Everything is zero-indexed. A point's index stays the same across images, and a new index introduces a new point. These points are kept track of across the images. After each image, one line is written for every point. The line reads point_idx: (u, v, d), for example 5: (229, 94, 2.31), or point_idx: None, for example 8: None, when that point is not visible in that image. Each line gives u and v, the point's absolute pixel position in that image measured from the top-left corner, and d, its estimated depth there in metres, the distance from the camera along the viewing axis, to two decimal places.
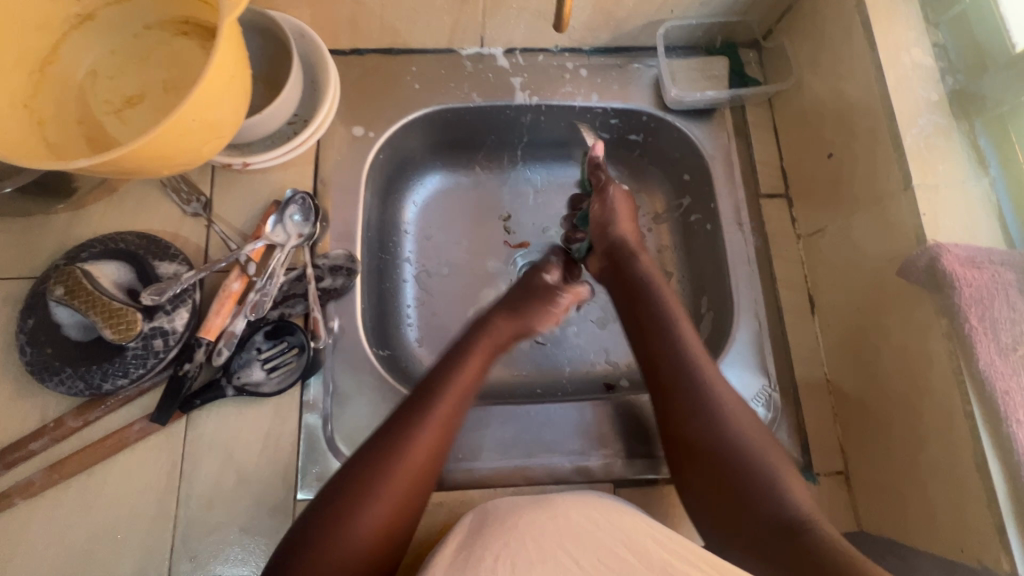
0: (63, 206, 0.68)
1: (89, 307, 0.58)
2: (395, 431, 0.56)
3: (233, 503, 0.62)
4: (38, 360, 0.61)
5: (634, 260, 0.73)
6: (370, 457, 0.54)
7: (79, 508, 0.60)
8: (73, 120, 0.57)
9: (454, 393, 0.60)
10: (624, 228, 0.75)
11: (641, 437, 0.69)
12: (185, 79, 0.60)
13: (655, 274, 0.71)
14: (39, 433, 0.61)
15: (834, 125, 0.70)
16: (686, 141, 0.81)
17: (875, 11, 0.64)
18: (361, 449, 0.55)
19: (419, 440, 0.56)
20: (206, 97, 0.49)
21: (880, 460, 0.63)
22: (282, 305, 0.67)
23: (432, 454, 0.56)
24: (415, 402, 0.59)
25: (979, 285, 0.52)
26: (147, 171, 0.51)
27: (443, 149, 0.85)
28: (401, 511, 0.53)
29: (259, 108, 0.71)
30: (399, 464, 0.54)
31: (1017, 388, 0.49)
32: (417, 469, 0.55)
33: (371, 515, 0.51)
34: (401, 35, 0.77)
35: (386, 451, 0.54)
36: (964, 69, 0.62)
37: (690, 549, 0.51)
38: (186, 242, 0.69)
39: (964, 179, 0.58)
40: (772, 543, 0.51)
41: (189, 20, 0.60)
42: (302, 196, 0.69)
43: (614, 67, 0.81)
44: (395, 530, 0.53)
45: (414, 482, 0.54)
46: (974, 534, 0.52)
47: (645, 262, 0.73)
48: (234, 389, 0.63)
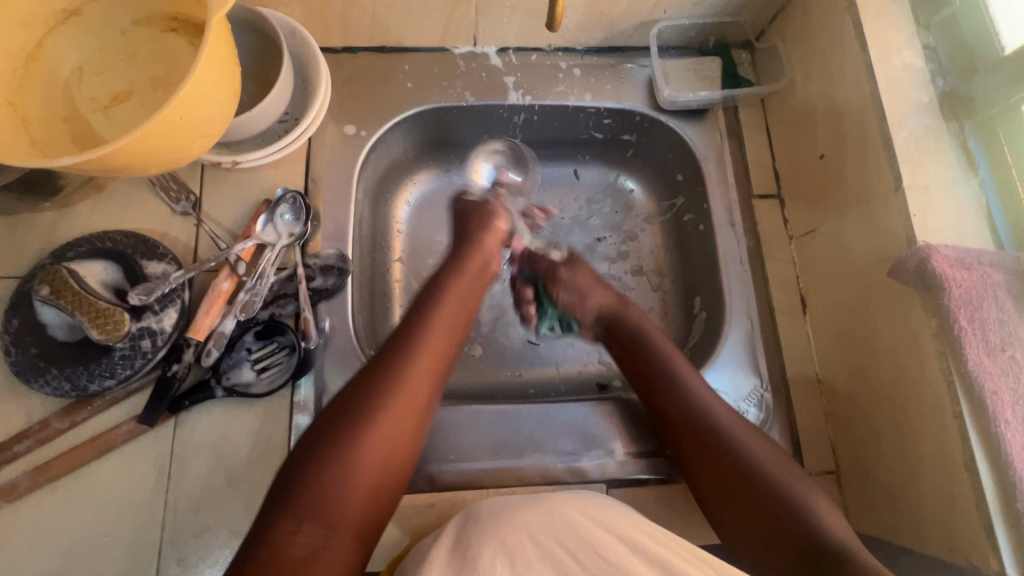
0: (49, 204, 0.67)
1: (75, 306, 0.57)
2: (375, 387, 0.55)
3: (222, 505, 0.61)
4: (23, 360, 0.60)
5: (626, 314, 0.71)
6: (358, 409, 0.53)
7: (66, 510, 0.60)
8: (58, 118, 0.56)
9: (431, 347, 0.59)
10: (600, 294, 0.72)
11: (638, 436, 0.69)
12: (174, 76, 0.59)
13: (648, 324, 0.70)
14: (24, 435, 0.60)
15: (825, 126, 0.70)
16: (679, 141, 0.81)
17: (866, 13, 0.64)
18: (343, 401, 0.54)
19: (404, 387, 0.55)
20: (196, 94, 0.48)
21: (871, 460, 0.63)
22: (272, 305, 0.67)
23: (416, 404, 0.56)
24: (396, 352, 0.57)
25: (968, 286, 0.52)
26: (135, 169, 0.51)
27: (436, 148, 0.85)
28: (390, 463, 0.53)
29: (249, 105, 0.70)
30: (385, 414, 0.54)
31: (1005, 388, 0.50)
32: (403, 419, 0.54)
33: (361, 469, 0.51)
34: (393, 33, 0.76)
35: (370, 403, 0.54)
36: (954, 71, 0.62)
37: (694, 553, 0.51)
38: (175, 242, 0.68)
39: (953, 180, 0.59)
40: (787, 533, 0.53)
41: (178, 16, 0.59)
42: (292, 196, 0.69)
43: (607, 67, 0.81)
44: (386, 481, 0.53)
45: (400, 434, 0.54)
46: (963, 534, 0.53)
47: (637, 314, 0.71)
48: (223, 390, 0.62)
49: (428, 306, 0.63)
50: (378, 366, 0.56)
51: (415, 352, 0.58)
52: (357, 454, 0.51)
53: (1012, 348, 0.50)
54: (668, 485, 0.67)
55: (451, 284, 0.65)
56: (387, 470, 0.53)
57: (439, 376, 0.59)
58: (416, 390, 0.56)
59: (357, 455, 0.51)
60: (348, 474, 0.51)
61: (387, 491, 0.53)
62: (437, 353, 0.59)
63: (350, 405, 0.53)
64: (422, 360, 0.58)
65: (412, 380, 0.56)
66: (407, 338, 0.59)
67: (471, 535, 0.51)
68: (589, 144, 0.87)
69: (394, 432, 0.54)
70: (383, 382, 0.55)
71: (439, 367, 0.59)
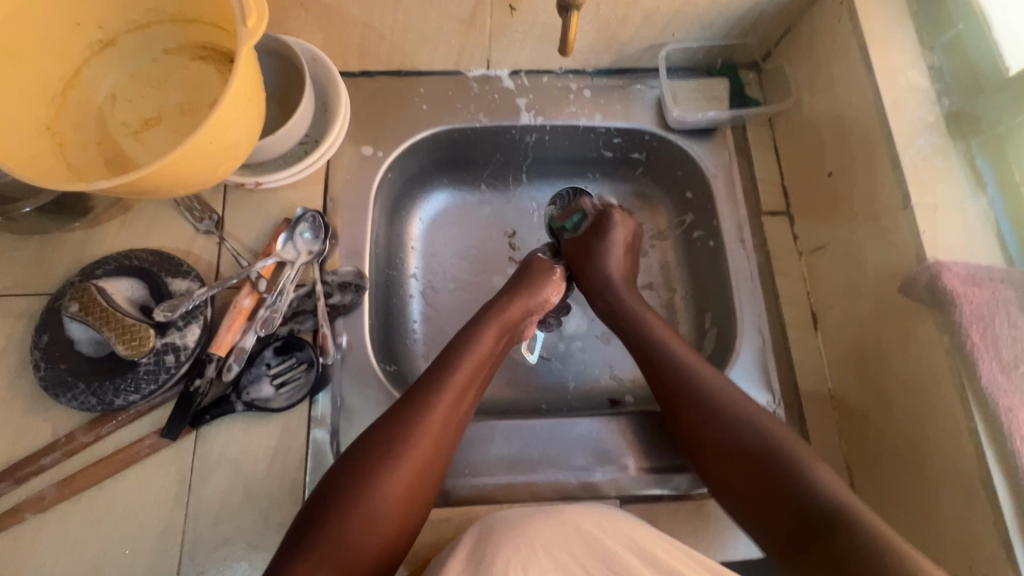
0: (78, 224, 0.70)
1: (104, 323, 0.59)
2: (398, 425, 0.57)
3: (241, 518, 0.62)
4: (52, 375, 0.62)
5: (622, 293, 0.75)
6: (380, 447, 0.55)
7: (88, 522, 0.61)
8: (92, 142, 0.59)
9: (455, 387, 0.61)
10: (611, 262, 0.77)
11: (650, 450, 0.69)
12: (202, 101, 0.62)
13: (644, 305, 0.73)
14: (51, 448, 0.61)
15: (833, 145, 0.71)
16: (688, 159, 0.82)
17: (871, 35, 0.66)
18: (362, 446, 0.56)
19: (425, 426, 0.57)
20: (224, 116, 0.50)
21: (886, 477, 0.63)
22: (291, 321, 0.68)
23: (436, 451, 0.57)
24: (422, 391, 0.60)
25: (979, 303, 0.53)
26: (163, 190, 0.53)
27: (450, 168, 0.87)
28: (407, 506, 0.54)
29: (271, 128, 0.73)
30: (406, 461, 0.55)
31: (1020, 405, 0.50)
32: (421, 465, 0.56)
33: (380, 513, 0.52)
34: (409, 57, 0.79)
35: (392, 449, 0.55)
36: (959, 90, 0.63)
37: (696, 558, 0.53)
38: (198, 260, 0.71)
39: (962, 198, 0.60)
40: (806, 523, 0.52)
41: (206, 45, 0.62)
42: (313, 214, 0.71)
43: (617, 88, 0.83)
44: (402, 525, 0.54)
45: (419, 480, 0.55)
46: (981, 554, 0.52)
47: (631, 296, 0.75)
48: (243, 405, 0.64)
49: (453, 354, 0.64)
50: (398, 413, 0.58)
51: (439, 393, 0.59)
52: (376, 499, 0.53)
53: None
54: (682, 501, 0.67)
55: (482, 325, 0.68)
56: (404, 512, 0.54)
57: (459, 423, 0.60)
58: (436, 437, 0.57)
59: (376, 501, 0.52)
60: (367, 520, 0.52)
61: (402, 536, 0.54)
62: (460, 400, 0.61)
63: (374, 443, 0.55)
64: (442, 407, 0.59)
65: (432, 427, 0.57)
66: (429, 385, 0.60)
67: (485, 547, 0.52)
68: (599, 162, 0.89)
69: (411, 478, 0.55)
70: (403, 429, 0.56)
71: (458, 413, 0.60)
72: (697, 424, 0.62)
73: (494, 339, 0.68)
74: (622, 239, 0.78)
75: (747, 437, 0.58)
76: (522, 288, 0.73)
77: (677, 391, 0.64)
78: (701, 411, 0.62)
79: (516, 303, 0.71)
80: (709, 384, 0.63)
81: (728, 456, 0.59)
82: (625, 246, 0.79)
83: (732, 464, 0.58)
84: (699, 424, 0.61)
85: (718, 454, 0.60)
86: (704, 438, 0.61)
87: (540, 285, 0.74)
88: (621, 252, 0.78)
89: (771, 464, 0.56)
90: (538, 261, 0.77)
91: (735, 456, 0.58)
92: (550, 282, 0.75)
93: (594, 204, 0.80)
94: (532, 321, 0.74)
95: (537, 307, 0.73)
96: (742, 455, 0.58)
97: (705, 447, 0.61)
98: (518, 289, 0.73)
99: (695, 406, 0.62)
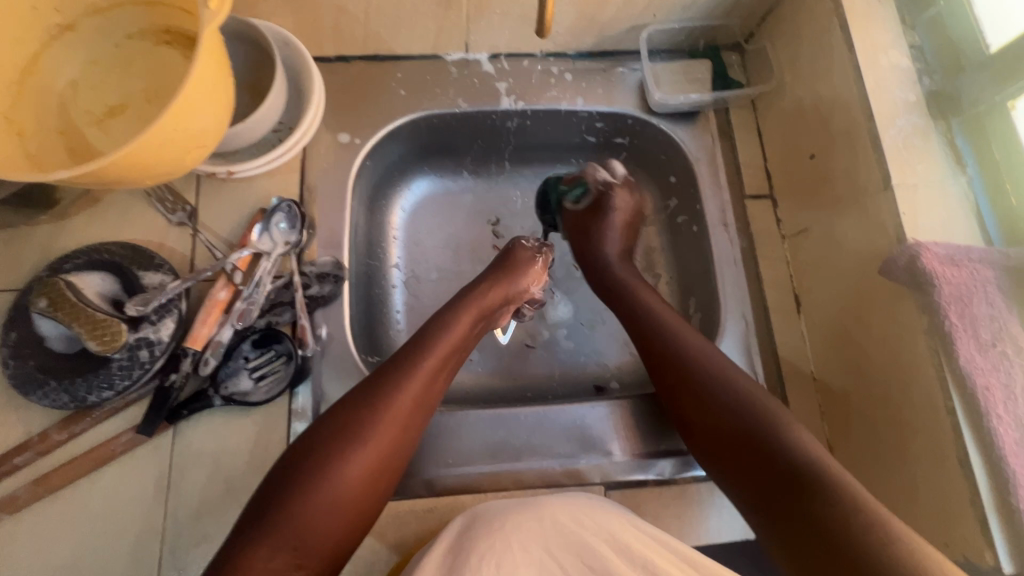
0: (45, 217, 0.68)
1: (73, 318, 0.57)
2: (366, 409, 0.56)
3: (221, 514, 0.62)
4: (22, 373, 0.60)
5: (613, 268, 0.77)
6: (347, 430, 0.54)
7: (64, 522, 0.60)
8: (53, 131, 0.57)
9: (426, 372, 0.60)
10: (612, 238, 0.79)
11: (635, 436, 0.69)
12: (169, 88, 0.60)
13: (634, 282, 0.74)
14: (23, 448, 0.60)
15: (816, 126, 0.70)
16: (671, 143, 0.81)
17: (853, 14, 0.65)
18: (327, 428, 0.54)
19: (393, 411, 0.56)
20: (189, 102, 0.48)
21: (867, 457, 0.63)
22: (269, 314, 0.67)
23: (403, 434, 0.57)
24: (391, 374, 0.59)
25: (958, 283, 0.52)
26: (128, 180, 0.51)
27: (430, 155, 0.86)
28: (372, 487, 0.54)
29: (244, 115, 0.71)
30: (372, 445, 0.54)
31: (997, 383, 0.50)
32: (389, 446, 0.55)
33: (342, 493, 0.52)
34: (386, 41, 0.77)
35: (359, 430, 0.54)
36: (940, 69, 0.62)
37: (673, 548, 0.53)
38: (172, 252, 0.69)
39: (943, 178, 0.59)
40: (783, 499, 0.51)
41: (170, 29, 0.59)
42: (288, 204, 0.69)
43: (599, 71, 0.82)
44: (363, 506, 0.54)
45: (385, 462, 0.55)
46: (958, 531, 0.53)
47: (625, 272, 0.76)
48: (221, 399, 0.63)
49: (427, 337, 0.63)
50: (367, 395, 0.57)
51: (409, 378, 0.59)
52: (340, 479, 0.52)
53: (1002, 344, 0.51)
54: (667, 486, 0.67)
55: (456, 311, 0.67)
56: (367, 493, 0.54)
57: (428, 407, 0.60)
58: (404, 420, 0.57)
59: (340, 482, 0.52)
60: (330, 498, 0.51)
61: (363, 518, 0.54)
62: (432, 384, 0.60)
63: (341, 426, 0.54)
64: (413, 390, 0.58)
65: (401, 410, 0.57)
66: (401, 368, 0.59)
67: (468, 537, 0.52)
68: (582, 147, 0.87)
69: (378, 459, 0.55)
70: (372, 411, 0.55)
71: (429, 397, 0.60)
72: (690, 404, 0.61)
73: (469, 325, 0.67)
74: (622, 218, 0.80)
75: (734, 419, 0.57)
76: (500, 274, 0.72)
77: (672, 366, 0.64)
78: (695, 383, 0.61)
79: (493, 288, 0.71)
80: (705, 360, 0.62)
81: (717, 437, 0.58)
82: (624, 225, 0.80)
83: (719, 445, 0.58)
84: (691, 400, 0.61)
85: (709, 432, 0.59)
86: (696, 418, 0.60)
87: (519, 271, 0.73)
88: (620, 227, 0.80)
89: (755, 441, 0.55)
90: (519, 248, 0.75)
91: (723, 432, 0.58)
92: (530, 271, 0.74)
93: (599, 178, 0.80)
94: (508, 307, 0.74)
95: (513, 294, 0.73)
96: (728, 433, 0.57)
97: (698, 428, 0.60)
98: (495, 273, 0.72)
99: (689, 379, 0.62)
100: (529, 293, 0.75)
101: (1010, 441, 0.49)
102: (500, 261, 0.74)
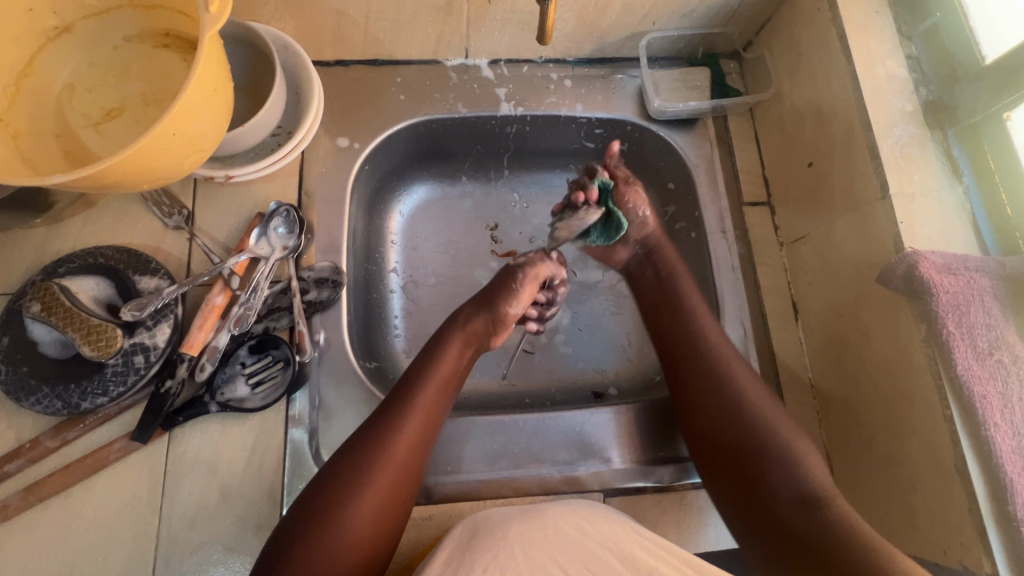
0: (39, 220, 0.67)
1: (66, 323, 0.56)
2: (364, 452, 0.55)
3: (217, 521, 0.61)
4: (14, 378, 0.59)
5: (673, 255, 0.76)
6: (346, 475, 0.54)
7: (56, 529, 0.59)
8: (49, 133, 0.56)
9: (420, 408, 0.59)
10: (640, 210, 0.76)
11: (633, 444, 0.69)
12: (167, 91, 0.60)
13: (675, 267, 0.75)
14: (15, 454, 0.59)
15: (813, 135, 0.71)
16: (670, 150, 0.82)
17: (851, 24, 0.66)
18: (327, 474, 0.55)
19: (388, 451, 0.56)
20: (187, 107, 0.48)
21: (864, 464, 0.63)
22: (266, 319, 0.66)
23: (404, 473, 0.56)
24: (385, 414, 0.58)
25: (955, 291, 0.53)
26: (126, 184, 0.50)
27: (429, 160, 0.85)
28: (379, 529, 0.54)
29: (242, 118, 0.70)
30: (372, 488, 0.54)
31: (994, 392, 0.51)
32: (389, 488, 0.55)
33: (349, 539, 0.52)
34: (386, 46, 0.77)
35: (357, 475, 0.54)
36: (936, 80, 0.63)
37: (672, 552, 0.53)
38: (168, 256, 0.68)
39: (939, 188, 0.60)
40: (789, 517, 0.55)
41: (170, 32, 0.59)
42: (286, 209, 0.69)
43: (598, 78, 0.82)
44: (373, 548, 0.53)
45: (386, 506, 0.55)
46: (956, 538, 0.53)
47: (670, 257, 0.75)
48: (217, 405, 0.62)
49: (417, 374, 0.63)
50: (364, 436, 0.57)
51: (404, 416, 0.58)
52: (344, 525, 0.52)
53: (999, 352, 0.52)
54: (665, 493, 0.67)
55: (449, 342, 0.67)
56: (375, 536, 0.54)
57: (427, 442, 0.59)
58: (401, 458, 0.56)
59: (342, 532, 0.52)
60: (337, 545, 0.51)
61: (375, 558, 0.54)
62: (428, 421, 0.60)
63: (339, 470, 0.55)
64: (407, 430, 0.58)
65: (398, 450, 0.56)
66: (393, 406, 0.59)
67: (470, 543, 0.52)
68: (581, 153, 0.87)
69: (382, 501, 0.54)
70: (366, 456, 0.55)
71: (426, 435, 0.59)
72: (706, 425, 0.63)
73: (459, 356, 0.66)
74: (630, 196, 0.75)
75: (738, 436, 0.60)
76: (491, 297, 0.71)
77: (705, 392, 0.64)
78: (719, 404, 0.63)
79: (478, 321, 0.69)
80: None
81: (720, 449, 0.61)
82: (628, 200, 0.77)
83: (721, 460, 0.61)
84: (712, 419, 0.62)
85: (719, 453, 0.61)
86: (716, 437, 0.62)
87: (507, 294, 0.70)
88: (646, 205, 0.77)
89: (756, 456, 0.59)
90: (509, 269, 0.73)
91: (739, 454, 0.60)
92: (516, 294, 0.71)
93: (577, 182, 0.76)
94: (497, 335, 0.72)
95: (500, 322, 0.71)
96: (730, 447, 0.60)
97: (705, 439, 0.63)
98: (480, 304, 0.70)
99: (712, 400, 0.63)
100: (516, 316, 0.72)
101: (1008, 449, 0.50)
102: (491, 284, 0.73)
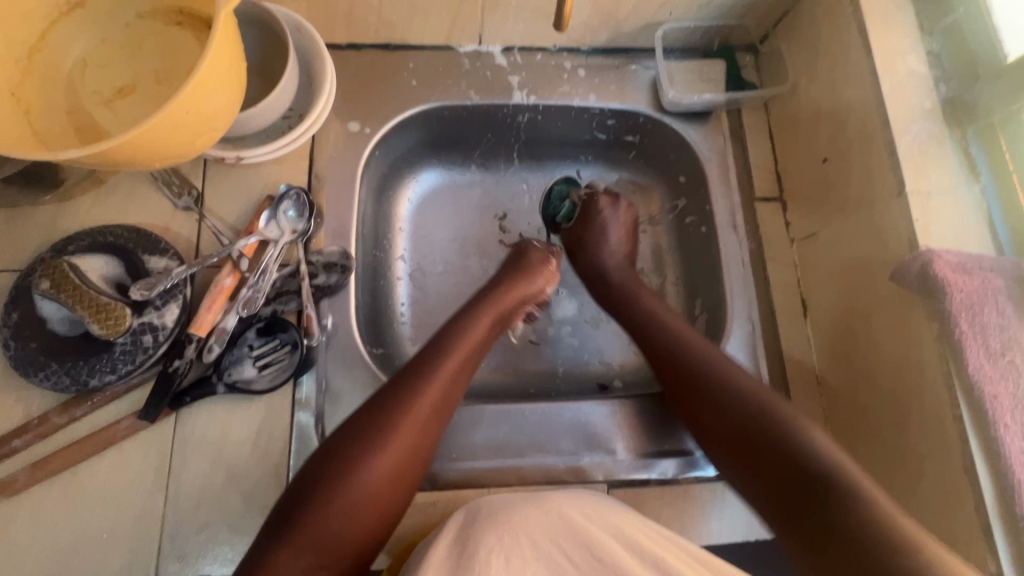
0: (49, 197, 0.67)
1: (76, 301, 0.56)
2: (388, 414, 0.55)
3: (223, 501, 0.61)
4: (23, 354, 0.59)
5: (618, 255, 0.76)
6: (367, 434, 0.54)
7: (62, 506, 0.59)
8: (61, 109, 0.55)
9: (445, 374, 0.60)
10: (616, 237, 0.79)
11: (640, 436, 0.70)
12: (178, 69, 0.59)
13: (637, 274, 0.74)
14: (23, 430, 0.59)
15: (829, 130, 0.70)
16: (682, 143, 0.81)
17: (872, 18, 0.65)
18: (348, 433, 0.54)
19: (412, 414, 0.56)
20: (200, 85, 0.47)
21: (869, 461, 0.64)
22: (275, 302, 0.66)
23: (421, 435, 0.56)
24: (413, 377, 0.58)
25: (970, 291, 0.52)
26: (138, 162, 0.50)
27: (439, 147, 0.85)
28: (390, 492, 0.53)
29: (254, 100, 0.70)
30: (392, 447, 0.54)
31: (1006, 392, 0.51)
32: (406, 451, 0.55)
33: (360, 498, 0.51)
34: (399, 30, 0.76)
35: (376, 436, 0.54)
36: (956, 77, 0.62)
37: (683, 548, 0.53)
38: (177, 238, 0.68)
39: (956, 187, 0.59)
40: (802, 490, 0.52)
41: (182, 9, 0.59)
42: (296, 192, 0.69)
43: (612, 67, 0.81)
44: (383, 511, 0.53)
45: (400, 469, 0.54)
46: (962, 537, 0.53)
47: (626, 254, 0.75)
48: (225, 386, 0.62)
49: (444, 341, 0.63)
50: (387, 398, 0.57)
51: (429, 381, 0.58)
52: (357, 484, 0.51)
53: (1012, 353, 0.51)
54: (669, 486, 0.67)
55: (476, 314, 0.67)
56: (385, 498, 0.53)
57: (448, 410, 0.59)
58: (426, 419, 0.57)
59: (358, 490, 0.51)
60: (349, 502, 0.51)
61: (382, 524, 0.53)
62: (451, 387, 0.60)
63: (357, 430, 0.54)
64: (433, 394, 0.58)
65: (420, 413, 0.56)
66: (421, 367, 0.60)
67: (472, 530, 0.51)
68: (591, 144, 0.87)
69: (397, 463, 0.54)
70: (391, 416, 0.55)
71: (448, 404, 0.59)
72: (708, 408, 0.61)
73: (487, 326, 0.67)
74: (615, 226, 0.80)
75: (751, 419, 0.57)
76: (519, 274, 0.73)
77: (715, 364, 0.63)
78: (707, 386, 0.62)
79: (511, 288, 0.71)
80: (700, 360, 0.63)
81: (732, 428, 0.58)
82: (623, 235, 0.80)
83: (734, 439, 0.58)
84: (704, 400, 0.61)
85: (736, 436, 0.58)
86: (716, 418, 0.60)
87: (536, 267, 0.75)
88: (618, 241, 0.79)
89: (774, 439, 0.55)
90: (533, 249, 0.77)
91: (751, 445, 0.56)
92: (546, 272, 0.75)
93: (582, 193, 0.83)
94: (524, 309, 0.73)
95: (530, 296, 0.73)
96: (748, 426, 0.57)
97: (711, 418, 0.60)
98: (512, 274, 0.73)
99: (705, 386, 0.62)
100: (543, 294, 0.75)
101: (1016, 450, 0.50)
102: (521, 263, 0.75)
